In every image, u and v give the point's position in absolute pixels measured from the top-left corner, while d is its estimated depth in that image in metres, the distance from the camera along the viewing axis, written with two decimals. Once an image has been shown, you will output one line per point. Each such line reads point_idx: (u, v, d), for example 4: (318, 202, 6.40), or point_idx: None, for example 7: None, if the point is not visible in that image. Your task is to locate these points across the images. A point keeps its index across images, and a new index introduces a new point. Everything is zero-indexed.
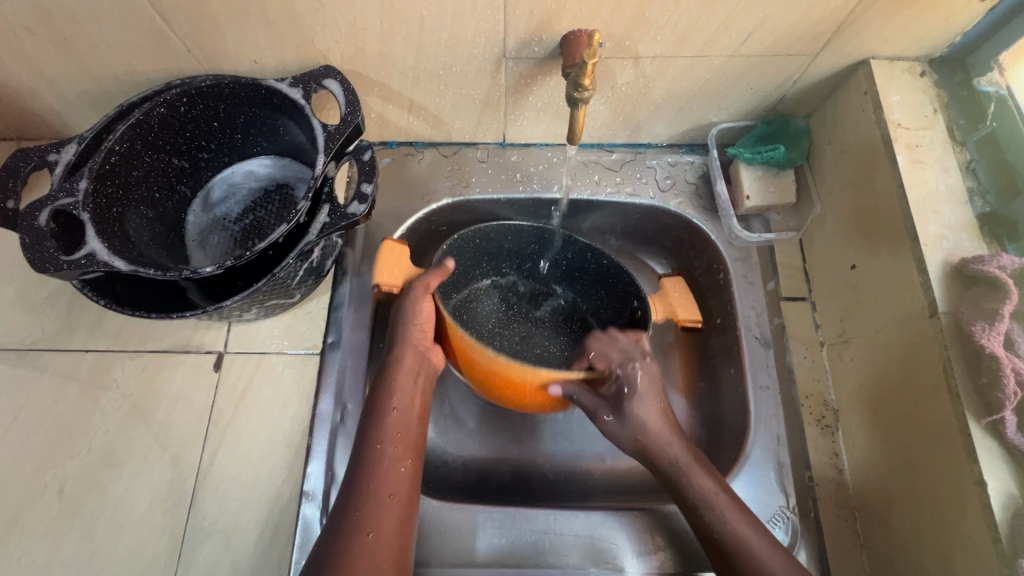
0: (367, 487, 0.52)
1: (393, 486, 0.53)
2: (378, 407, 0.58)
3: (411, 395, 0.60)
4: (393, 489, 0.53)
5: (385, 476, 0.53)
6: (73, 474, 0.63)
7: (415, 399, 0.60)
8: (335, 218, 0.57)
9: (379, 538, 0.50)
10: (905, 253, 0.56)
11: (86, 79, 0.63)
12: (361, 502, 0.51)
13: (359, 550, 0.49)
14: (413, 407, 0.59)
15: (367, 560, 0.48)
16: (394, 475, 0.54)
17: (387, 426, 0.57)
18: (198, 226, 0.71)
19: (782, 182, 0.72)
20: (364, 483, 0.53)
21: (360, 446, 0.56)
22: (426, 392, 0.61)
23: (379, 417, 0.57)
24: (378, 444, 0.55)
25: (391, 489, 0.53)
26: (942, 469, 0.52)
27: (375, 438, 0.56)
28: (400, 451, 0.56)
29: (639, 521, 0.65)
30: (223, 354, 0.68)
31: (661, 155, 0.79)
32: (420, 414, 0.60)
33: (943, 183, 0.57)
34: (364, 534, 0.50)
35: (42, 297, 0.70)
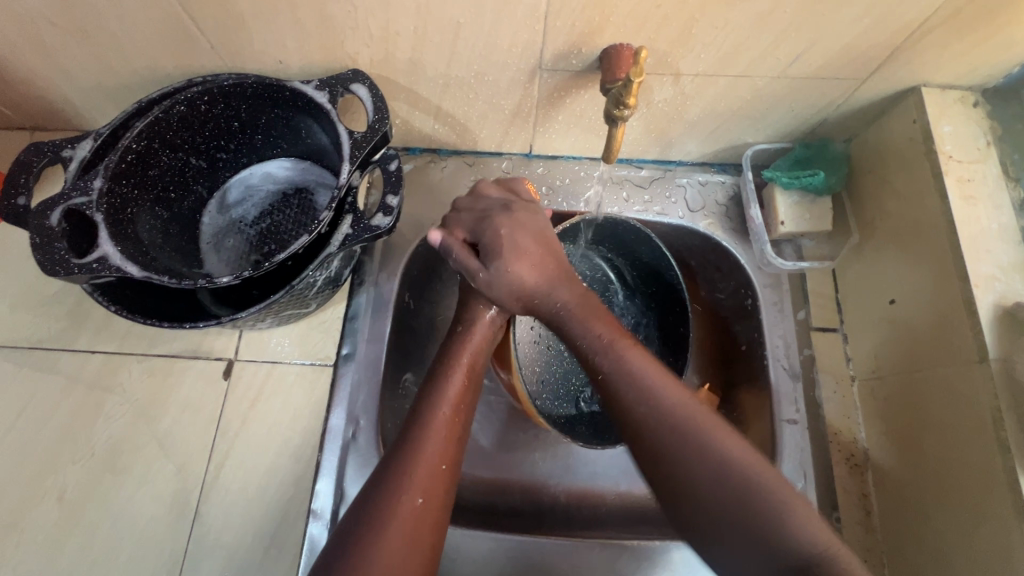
0: (416, 451, 0.48)
1: (445, 456, 0.49)
2: (441, 372, 0.55)
3: (475, 360, 0.57)
4: (446, 461, 0.49)
5: (435, 442, 0.49)
6: (74, 481, 0.61)
7: (477, 369, 0.56)
8: (359, 229, 0.55)
9: (427, 507, 0.46)
10: (952, 293, 0.54)
11: (105, 73, 0.61)
12: (409, 470, 0.47)
13: (403, 519, 0.45)
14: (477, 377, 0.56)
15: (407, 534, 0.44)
16: (448, 446, 0.50)
17: (448, 392, 0.53)
18: (212, 229, 0.69)
19: (819, 208, 0.69)
20: (416, 446, 0.49)
21: (419, 411, 0.52)
22: (481, 356, 0.58)
23: (440, 382, 0.54)
24: (440, 409, 0.51)
25: (444, 460, 0.49)
26: (981, 521, 0.50)
27: (436, 402, 0.52)
28: (456, 420, 0.52)
29: (659, 558, 0.63)
30: (233, 362, 0.66)
31: (691, 173, 0.76)
32: (478, 385, 0.57)
33: (995, 221, 0.54)
34: (413, 502, 0.46)
35: (49, 294, 0.68)
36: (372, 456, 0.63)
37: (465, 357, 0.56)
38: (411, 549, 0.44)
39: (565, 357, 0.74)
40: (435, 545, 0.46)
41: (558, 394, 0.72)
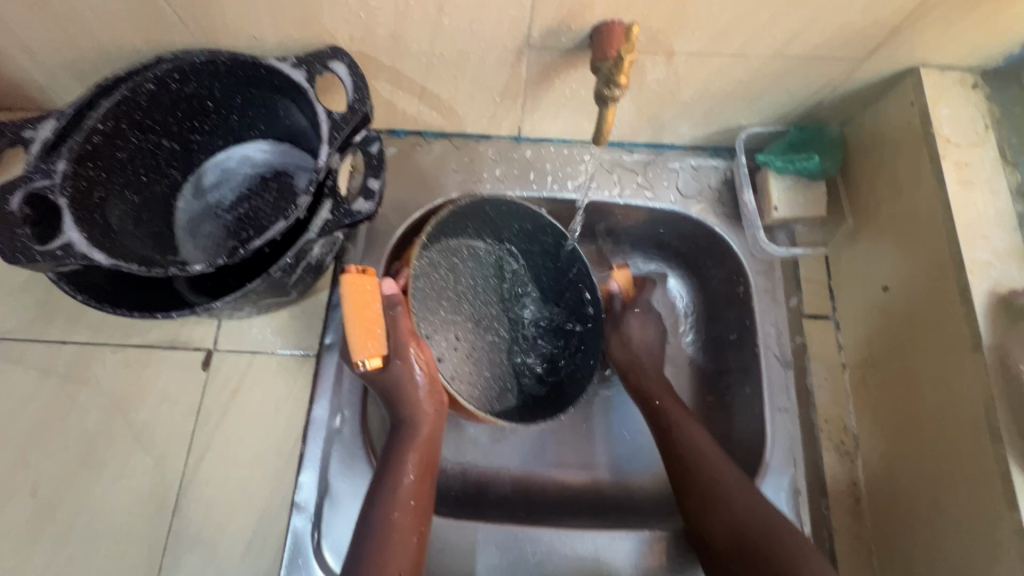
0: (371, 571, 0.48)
1: (405, 562, 0.49)
2: (392, 471, 0.53)
3: (428, 452, 0.55)
4: (403, 568, 0.49)
5: (394, 551, 0.49)
6: (48, 475, 0.59)
7: (430, 462, 0.55)
8: (338, 215, 0.52)
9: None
10: (947, 279, 0.53)
11: (68, 48, 0.58)
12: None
13: None
14: (428, 468, 0.54)
15: None
16: (406, 551, 0.50)
17: (399, 494, 0.51)
18: (187, 215, 0.66)
19: (813, 193, 0.67)
20: (375, 554, 0.49)
21: (376, 526, 0.50)
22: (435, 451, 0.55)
23: (394, 478, 0.52)
24: (393, 513, 0.50)
25: (400, 567, 0.49)
26: (972, 508, 0.49)
27: (389, 506, 0.51)
28: (413, 521, 0.51)
29: (648, 547, 0.62)
30: (212, 353, 0.64)
31: (684, 157, 0.74)
32: (433, 474, 0.55)
33: (992, 207, 0.53)
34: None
35: (17, 282, 0.65)
36: (358, 447, 0.61)
37: (411, 456, 0.54)
38: None
39: (492, 346, 0.70)
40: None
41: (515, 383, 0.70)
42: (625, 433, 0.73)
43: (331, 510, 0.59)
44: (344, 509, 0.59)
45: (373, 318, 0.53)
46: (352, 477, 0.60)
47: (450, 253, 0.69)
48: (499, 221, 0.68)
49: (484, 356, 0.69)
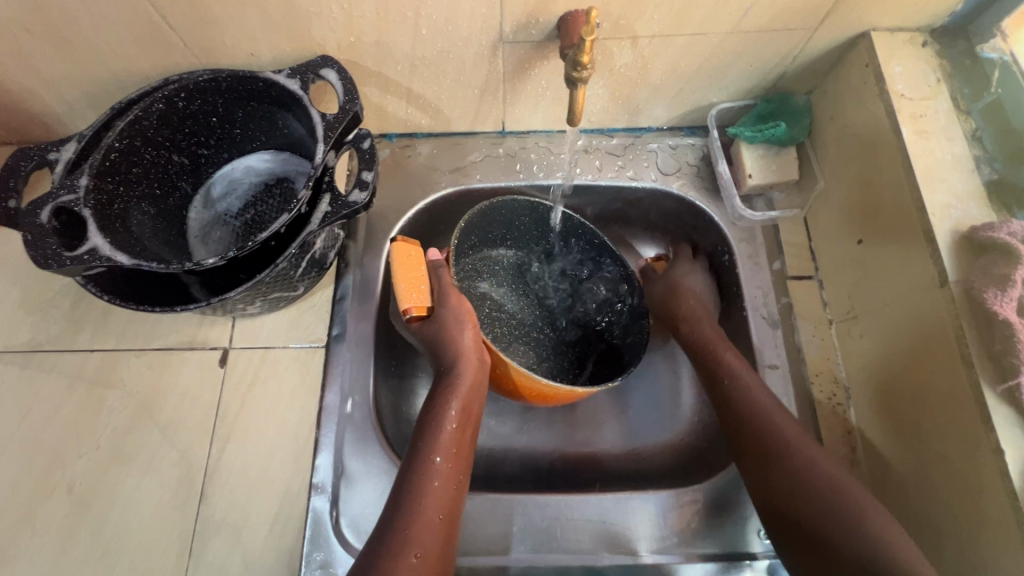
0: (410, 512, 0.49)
1: (444, 506, 0.51)
2: (435, 419, 0.55)
3: (471, 402, 0.57)
4: (443, 510, 0.51)
5: (435, 492, 0.51)
6: (82, 473, 0.63)
7: (470, 409, 0.57)
8: (337, 206, 0.57)
9: (425, 563, 0.47)
10: (912, 222, 0.56)
11: (84, 78, 0.63)
12: (405, 523, 0.49)
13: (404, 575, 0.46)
14: (468, 420, 0.57)
15: None
16: (446, 493, 0.52)
17: (441, 440, 0.54)
18: (199, 223, 0.71)
19: (784, 159, 0.71)
20: (415, 497, 0.50)
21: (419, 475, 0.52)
22: (478, 401, 0.58)
23: (434, 428, 0.55)
24: (434, 458, 0.53)
25: (442, 509, 0.51)
26: (955, 437, 0.51)
27: (430, 451, 0.53)
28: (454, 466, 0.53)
29: (657, 504, 0.62)
30: (229, 350, 0.68)
31: (661, 138, 0.78)
32: (474, 423, 0.58)
33: (948, 152, 0.56)
34: (410, 558, 0.47)
35: (47, 298, 0.71)
36: (368, 429, 0.64)
37: (454, 404, 0.56)
38: None
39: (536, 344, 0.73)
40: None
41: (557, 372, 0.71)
42: (630, 410, 0.76)
43: (347, 489, 0.62)
44: (360, 487, 0.62)
45: (418, 276, 0.61)
46: (366, 457, 0.63)
47: (486, 259, 0.75)
48: (521, 226, 0.75)
49: (529, 349, 0.72)
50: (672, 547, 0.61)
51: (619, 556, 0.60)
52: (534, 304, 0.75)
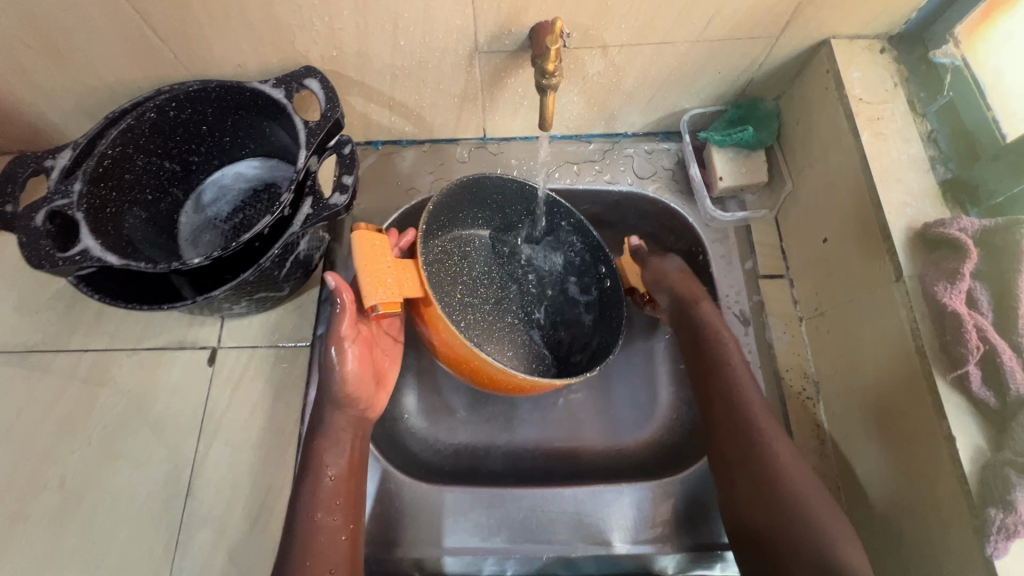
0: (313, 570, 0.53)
1: (342, 522, 0.57)
2: (316, 444, 0.59)
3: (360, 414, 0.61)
4: (346, 522, 0.57)
5: (329, 511, 0.57)
6: (74, 467, 0.65)
7: (359, 423, 0.61)
8: (318, 209, 0.59)
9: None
10: (870, 219, 0.58)
11: (80, 89, 0.66)
12: (302, 549, 0.55)
13: None
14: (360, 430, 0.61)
15: None
16: (343, 506, 0.57)
17: (322, 464, 0.58)
18: (190, 227, 0.73)
19: (753, 162, 0.73)
20: (306, 518, 0.56)
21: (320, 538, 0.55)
22: (362, 449, 0.61)
23: (319, 450, 0.59)
24: (314, 480, 0.57)
25: (336, 524, 0.57)
26: (910, 425, 0.52)
27: (314, 475, 0.58)
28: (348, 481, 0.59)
29: (630, 497, 0.64)
30: (217, 350, 0.71)
31: (637, 143, 0.81)
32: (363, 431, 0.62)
33: (904, 153, 0.59)
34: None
35: (43, 300, 0.73)
36: None
37: (337, 422, 0.60)
38: None
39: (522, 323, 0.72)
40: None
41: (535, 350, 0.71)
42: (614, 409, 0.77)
43: None
44: None
45: (383, 270, 0.57)
46: None
47: (457, 240, 0.75)
48: (489, 206, 0.74)
49: (512, 326, 0.72)
50: (647, 538, 0.62)
51: (595, 547, 0.62)
52: (530, 284, 0.75)
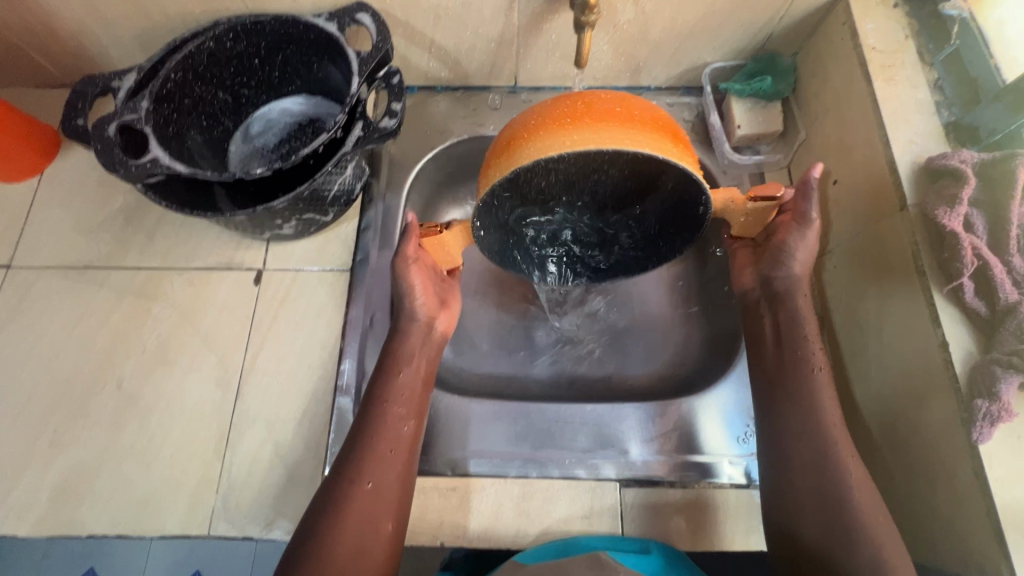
0: (375, 443, 0.57)
1: (392, 442, 0.58)
2: (383, 372, 0.61)
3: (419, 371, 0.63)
4: (394, 445, 0.58)
5: (386, 432, 0.58)
6: (130, 371, 0.70)
7: (425, 367, 0.63)
8: (369, 131, 0.63)
9: (378, 489, 0.55)
10: (877, 157, 0.63)
11: (142, 19, 0.71)
12: (359, 457, 0.56)
13: (359, 499, 0.54)
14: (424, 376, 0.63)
15: (361, 509, 0.54)
16: (399, 431, 0.58)
17: (387, 390, 0.60)
18: (239, 156, 0.78)
19: (770, 112, 0.78)
20: (371, 428, 0.58)
21: (383, 418, 0.58)
22: (434, 360, 0.65)
23: (386, 376, 0.61)
24: (384, 405, 0.59)
25: (391, 445, 0.57)
26: (907, 338, 0.58)
27: (381, 398, 0.59)
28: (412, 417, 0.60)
29: (645, 412, 0.69)
30: (263, 271, 0.75)
31: (660, 96, 0.86)
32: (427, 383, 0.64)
33: (912, 97, 0.63)
34: (364, 483, 0.55)
35: (98, 221, 0.78)
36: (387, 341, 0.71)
37: (403, 365, 0.62)
38: (370, 526, 0.54)
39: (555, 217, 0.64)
40: (397, 524, 0.56)
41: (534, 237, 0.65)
42: (631, 348, 0.80)
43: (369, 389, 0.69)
44: None
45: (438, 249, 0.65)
46: None
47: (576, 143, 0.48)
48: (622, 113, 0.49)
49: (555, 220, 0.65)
50: (660, 449, 0.67)
51: (612, 454, 0.67)
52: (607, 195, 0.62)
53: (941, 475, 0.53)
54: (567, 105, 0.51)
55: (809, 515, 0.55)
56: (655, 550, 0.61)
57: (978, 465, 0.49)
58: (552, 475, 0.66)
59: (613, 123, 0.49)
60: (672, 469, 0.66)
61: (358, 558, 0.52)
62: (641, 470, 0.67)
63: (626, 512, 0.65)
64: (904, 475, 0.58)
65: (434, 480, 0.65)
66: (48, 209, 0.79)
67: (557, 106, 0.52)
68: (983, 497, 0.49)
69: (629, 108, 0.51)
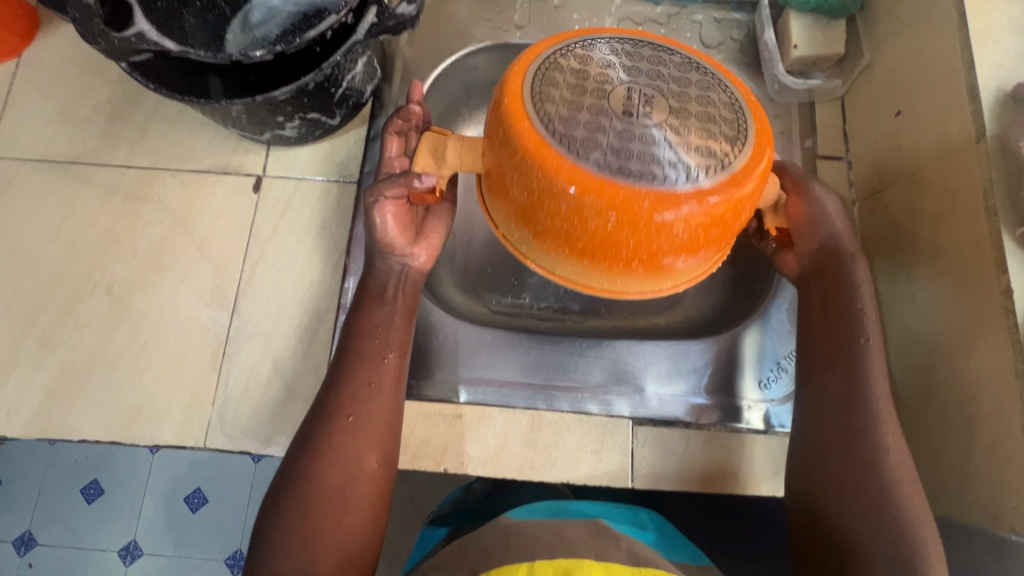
0: (354, 377, 0.53)
1: (373, 374, 0.54)
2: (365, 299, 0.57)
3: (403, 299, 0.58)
4: (374, 379, 0.54)
5: (364, 366, 0.54)
6: (120, 277, 0.66)
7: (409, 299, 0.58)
8: (384, 17, 0.55)
9: (359, 423, 0.52)
10: (956, 82, 0.56)
11: None
12: (341, 388, 0.53)
13: (340, 432, 0.51)
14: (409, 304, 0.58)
15: (343, 441, 0.51)
16: (377, 364, 0.54)
17: (366, 320, 0.55)
18: (237, 47, 0.68)
19: (831, 32, 0.70)
20: (352, 361, 0.54)
21: (362, 353, 0.54)
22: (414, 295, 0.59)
23: (367, 308, 0.56)
24: (363, 336, 0.55)
25: (371, 377, 0.54)
26: (967, 285, 0.53)
27: (358, 330, 0.55)
28: (399, 358, 0.55)
29: (664, 350, 0.66)
30: (262, 178, 0.70)
31: (708, 10, 0.77)
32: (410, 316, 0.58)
33: (1007, 13, 0.55)
34: (343, 418, 0.52)
35: (84, 113, 0.71)
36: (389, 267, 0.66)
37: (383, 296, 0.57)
38: (353, 459, 0.51)
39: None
40: (382, 458, 0.53)
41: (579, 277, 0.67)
42: None
43: None
44: None
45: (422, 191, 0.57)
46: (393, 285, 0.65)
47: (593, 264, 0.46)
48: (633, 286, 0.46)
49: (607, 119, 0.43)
50: (677, 390, 0.64)
51: (626, 392, 0.64)
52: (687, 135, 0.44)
53: (982, 430, 0.50)
54: (602, 219, 0.40)
55: (830, 465, 0.53)
56: (650, 525, 0.59)
57: None
58: (562, 409, 0.63)
59: (613, 275, 0.44)
60: (689, 409, 0.64)
61: (343, 492, 0.50)
62: (655, 408, 0.64)
63: (638, 447, 0.62)
64: (938, 429, 0.55)
65: (439, 407, 0.63)
66: (29, 95, 0.72)
67: (589, 201, 0.40)
68: None
69: (672, 230, 0.40)
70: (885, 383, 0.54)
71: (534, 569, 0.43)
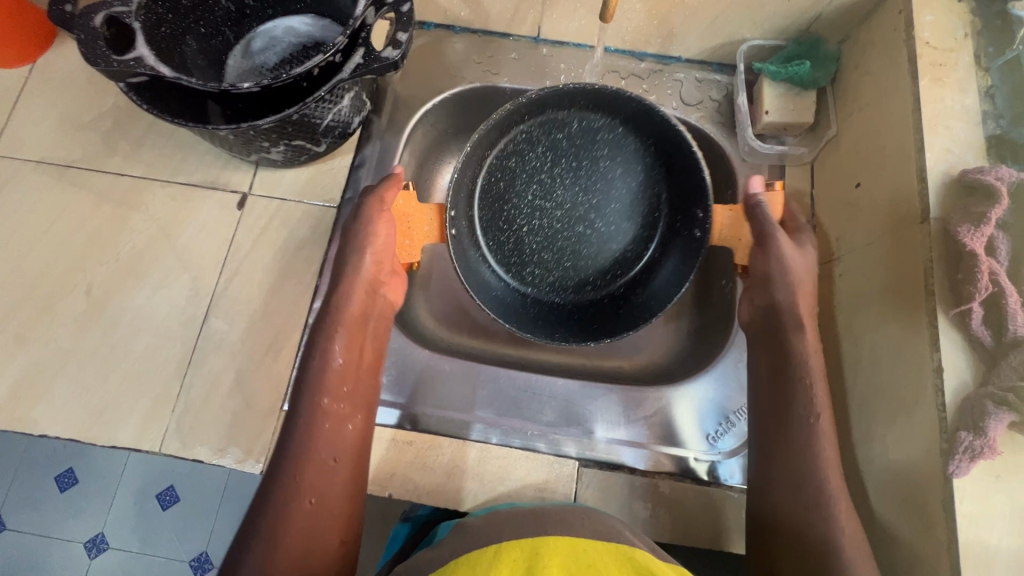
0: (315, 452, 0.54)
1: (337, 451, 0.55)
2: (325, 338, 0.59)
3: (360, 319, 0.60)
4: (337, 454, 0.55)
5: (323, 439, 0.55)
6: (100, 280, 0.69)
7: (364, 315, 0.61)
8: (369, 60, 0.58)
9: (319, 506, 0.52)
10: (909, 162, 0.58)
11: None
12: (296, 469, 0.53)
13: (297, 519, 0.51)
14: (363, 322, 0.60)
15: (302, 529, 0.51)
16: (338, 439, 0.55)
17: (327, 381, 0.57)
18: (237, 71, 0.74)
19: (802, 101, 0.73)
20: (309, 427, 0.55)
21: (319, 427, 0.55)
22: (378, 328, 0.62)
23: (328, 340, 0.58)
24: (321, 401, 0.56)
25: (334, 454, 0.55)
26: (904, 360, 0.54)
27: (317, 395, 0.56)
28: (359, 435, 0.57)
29: (615, 397, 0.67)
30: (247, 196, 0.73)
31: (689, 69, 0.80)
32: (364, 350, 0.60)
33: (959, 102, 0.57)
34: (304, 502, 0.52)
35: (86, 121, 0.75)
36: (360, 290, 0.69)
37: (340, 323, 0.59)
38: (311, 545, 0.51)
39: (580, 234, 0.73)
40: (345, 539, 0.54)
41: (552, 319, 0.72)
42: None
43: None
44: None
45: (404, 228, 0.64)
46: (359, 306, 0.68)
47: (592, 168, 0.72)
48: None
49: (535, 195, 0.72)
50: (622, 437, 0.66)
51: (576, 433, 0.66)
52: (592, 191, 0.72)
53: (907, 503, 0.51)
54: None
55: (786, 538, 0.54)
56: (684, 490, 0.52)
57: (947, 499, 0.47)
58: (513, 444, 0.65)
59: None
60: (639, 455, 0.65)
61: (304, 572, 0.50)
62: (601, 451, 0.65)
63: (581, 488, 0.63)
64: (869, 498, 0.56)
65: (391, 432, 0.64)
66: (37, 100, 0.76)
67: None
68: (947, 533, 0.47)
69: None
70: (833, 454, 0.55)
71: (501, 550, 0.45)
